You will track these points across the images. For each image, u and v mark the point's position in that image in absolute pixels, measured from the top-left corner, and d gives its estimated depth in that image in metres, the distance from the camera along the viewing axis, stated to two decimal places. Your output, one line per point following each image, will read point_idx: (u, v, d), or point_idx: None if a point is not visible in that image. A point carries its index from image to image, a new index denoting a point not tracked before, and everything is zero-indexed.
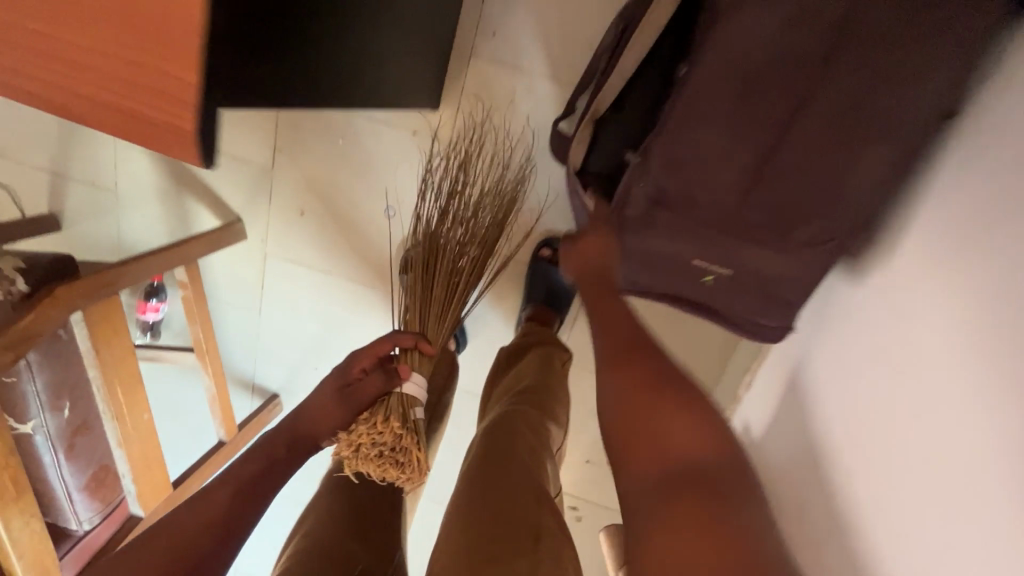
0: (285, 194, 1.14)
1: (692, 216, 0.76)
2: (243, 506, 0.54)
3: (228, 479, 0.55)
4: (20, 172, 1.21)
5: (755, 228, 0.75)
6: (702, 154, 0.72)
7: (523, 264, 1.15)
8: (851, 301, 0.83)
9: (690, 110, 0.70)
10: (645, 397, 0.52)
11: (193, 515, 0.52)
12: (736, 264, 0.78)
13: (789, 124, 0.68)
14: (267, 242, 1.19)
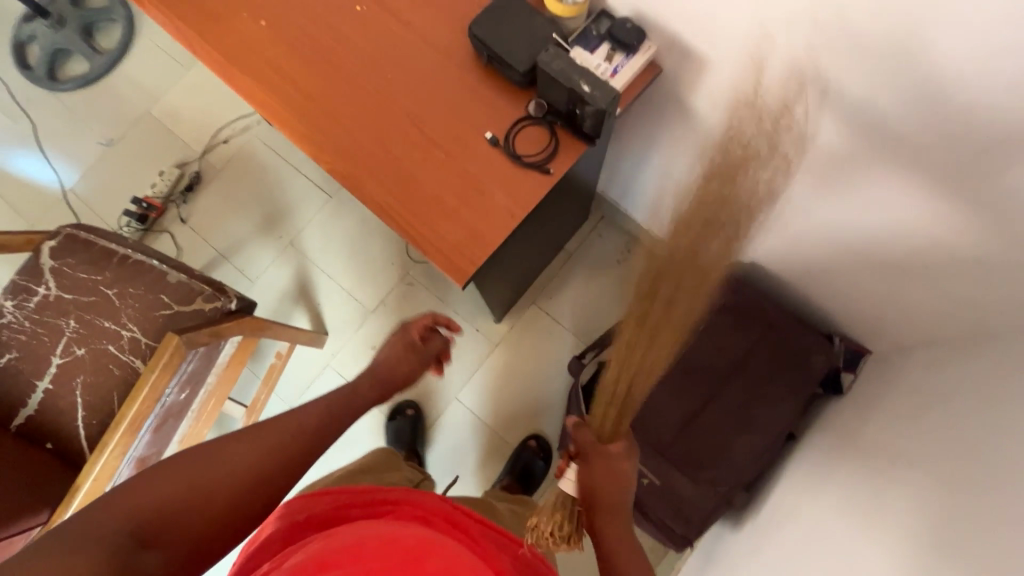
0: (372, 331, 1.58)
1: (642, 436, 1.18)
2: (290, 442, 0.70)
3: (296, 413, 0.74)
4: (199, 243, 1.68)
5: (679, 457, 1.16)
6: (659, 402, 1.19)
7: (509, 448, 1.50)
8: (733, 545, 1.18)
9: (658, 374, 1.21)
10: (627, 541, 0.70)
11: (260, 436, 0.69)
12: (664, 479, 1.15)
13: (708, 401, 1.19)
14: (335, 356, 1.58)
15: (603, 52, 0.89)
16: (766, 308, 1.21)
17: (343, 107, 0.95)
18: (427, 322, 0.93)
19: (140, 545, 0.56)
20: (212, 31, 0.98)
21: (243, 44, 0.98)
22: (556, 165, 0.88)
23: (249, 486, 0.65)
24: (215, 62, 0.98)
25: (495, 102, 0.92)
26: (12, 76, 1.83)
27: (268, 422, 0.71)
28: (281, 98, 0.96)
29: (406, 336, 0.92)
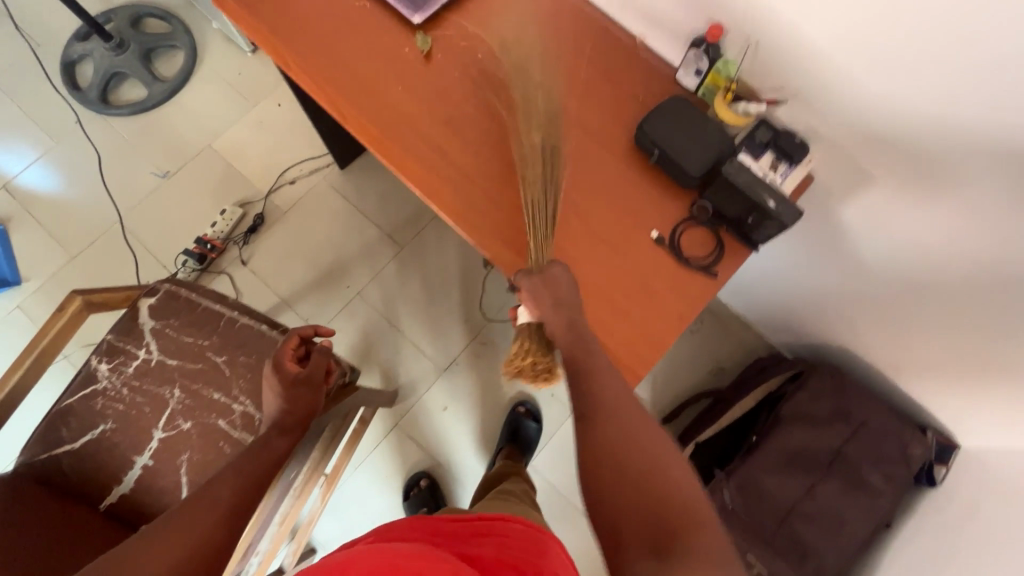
0: (444, 391, 1.56)
1: (748, 523, 1.19)
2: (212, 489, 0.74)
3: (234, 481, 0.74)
4: (260, 287, 1.61)
5: (784, 546, 1.18)
6: (763, 487, 1.21)
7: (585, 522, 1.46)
8: None
9: (760, 459, 1.22)
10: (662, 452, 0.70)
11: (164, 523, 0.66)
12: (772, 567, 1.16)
13: (812, 488, 1.20)
14: (405, 414, 1.54)
15: (767, 160, 0.92)
16: (861, 396, 1.24)
17: (503, 192, 0.93)
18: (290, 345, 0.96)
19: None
20: (367, 106, 0.96)
21: (399, 121, 0.96)
22: (724, 269, 0.89)
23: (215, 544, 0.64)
24: (368, 137, 0.95)
25: (658, 200, 0.92)
26: (64, 99, 1.74)
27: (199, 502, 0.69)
28: (440, 179, 0.93)
29: (283, 373, 0.92)
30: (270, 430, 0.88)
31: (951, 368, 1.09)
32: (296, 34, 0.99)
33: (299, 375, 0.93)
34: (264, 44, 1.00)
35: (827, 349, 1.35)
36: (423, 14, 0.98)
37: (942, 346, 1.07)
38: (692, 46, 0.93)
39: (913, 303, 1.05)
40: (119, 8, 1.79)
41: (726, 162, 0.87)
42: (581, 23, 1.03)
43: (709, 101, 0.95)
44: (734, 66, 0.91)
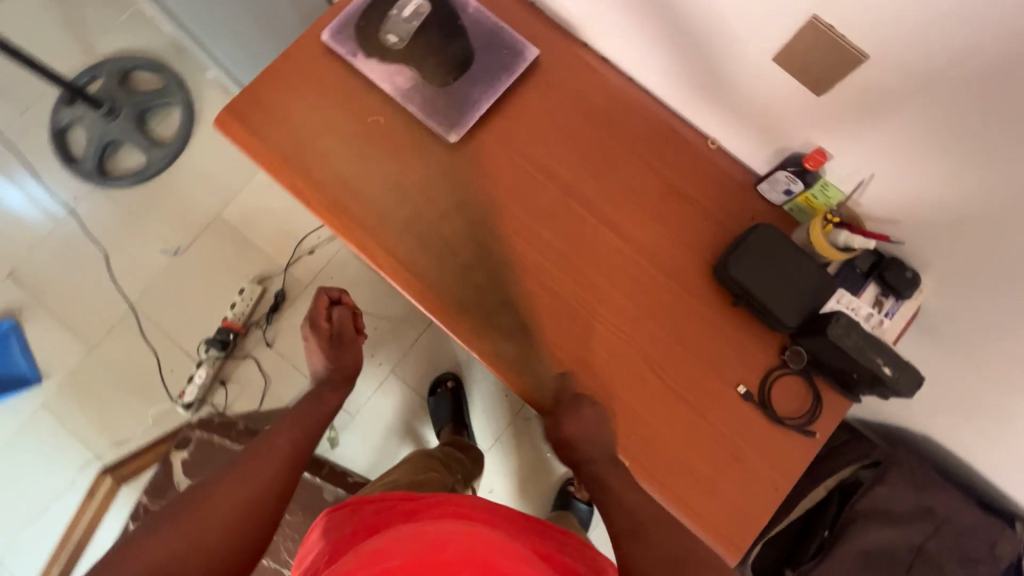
0: (487, 477, 1.48)
1: None
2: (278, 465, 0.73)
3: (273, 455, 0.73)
4: (288, 370, 1.53)
5: None
6: None
7: None
8: None
9: (835, 563, 1.15)
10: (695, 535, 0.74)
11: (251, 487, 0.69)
12: None
13: None
14: None
15: (869, 295, 0.79)
16: (945, 493, 1.14)
17: (565, 348, 0.82)
18: (325, 301, 0.97)
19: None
20: (403, 246, 0.85)
21: (441, 263, 0.84)
22: (822, 427, 0.79)
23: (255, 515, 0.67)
24: (410, 289, 0.84)
25: (745, 348, 0.81)
26: (59, 171, 1.62)
27: (248, 457, 0.72)
28: (493, 333, 0.83)
29: (319, 330, 0.95)
30: (323, 385, 0.92)
31: None
32: (320, 166, 0.86)
33: (331, 334, 0.95)
34: (283, 180, 0.87)
35: (901, 433, 1.24)
36: (459, 131, 0.85)
37: None
38: (785, 163, 0.79)
39: None
40: (105, 62, 1.63)
41: (827, 315, 0.75)
42: (644, 125, 0.88)
43: (801, 221, 0.82)
44: (839, 193, 0.77)
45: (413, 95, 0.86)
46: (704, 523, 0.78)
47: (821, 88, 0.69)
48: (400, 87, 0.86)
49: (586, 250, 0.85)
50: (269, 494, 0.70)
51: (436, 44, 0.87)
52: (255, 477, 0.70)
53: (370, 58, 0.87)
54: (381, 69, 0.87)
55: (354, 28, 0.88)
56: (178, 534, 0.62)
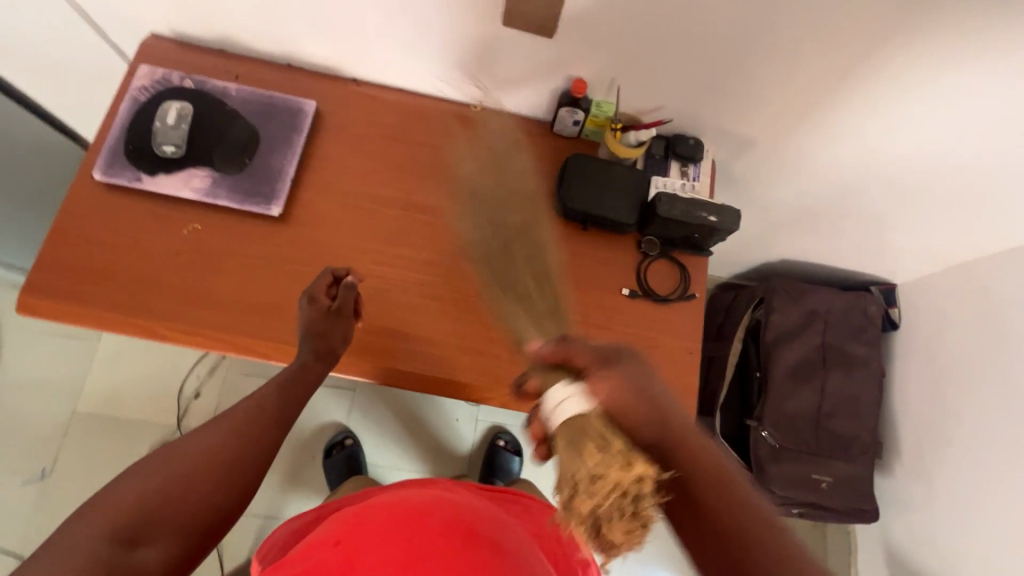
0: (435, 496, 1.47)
1: (799, 450, 1.28)
2: (252, 447, 0.66)
3: (260, 412, 0.69)
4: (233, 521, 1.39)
5: (828, 446, 1.29)
6: (790, 414, 1.30)
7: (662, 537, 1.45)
8: (894, 485, 1.37)
9: (776, 393, 1.31)
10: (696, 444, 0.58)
11: (233, 453, 0.64)
12: (835, 473, 1.28)
13: (824, 388, 1.32)
14: None
15: (675, 170, 0.94)
16: (816, 292, 1.37)
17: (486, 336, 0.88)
18: (327, 281, 0.81)
19: (129, 549, 0.54)
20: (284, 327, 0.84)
21: None
22: (697, 285, 0.92)
23: (231, 477, 0.62)
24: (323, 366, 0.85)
25: (611, 257, 0.92)
26: None
27: (235, 407, 0.69)
28: (406, 353, 0.86)
29: (318, 305, 0.79)
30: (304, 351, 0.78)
31: (871, 241, 1.23)
32: (167, 299, 0.82)
33: (331, 312, 0.79)
34: (129, 328, 0.82)
35: (765, 268, 1.46)
36: (279, 200, 0.86)
37: (859, 231, 1.20)
38: (561, 101, 0.90)
39: (828, 211, 1.14)
40: None
41: (654, 199, 0.87)
42: (440, 123, 0.97)
43: (599, 139, 0.94)
44: (611, 105, 0.89)
45: (218, 189, 0.85)
46: None
47: (550, 30, 0.78)
48: (201, 188, 0.85)
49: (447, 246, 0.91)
50: (264, 435, 0.68)
51: (216, 134, 0.87)
52: (251, 416, 0.68)
53: (156, 175, 0.85)
54: (173, 180, 0.85)
55: (125, 154, 0.85)
56: (172, 470, 0.59)
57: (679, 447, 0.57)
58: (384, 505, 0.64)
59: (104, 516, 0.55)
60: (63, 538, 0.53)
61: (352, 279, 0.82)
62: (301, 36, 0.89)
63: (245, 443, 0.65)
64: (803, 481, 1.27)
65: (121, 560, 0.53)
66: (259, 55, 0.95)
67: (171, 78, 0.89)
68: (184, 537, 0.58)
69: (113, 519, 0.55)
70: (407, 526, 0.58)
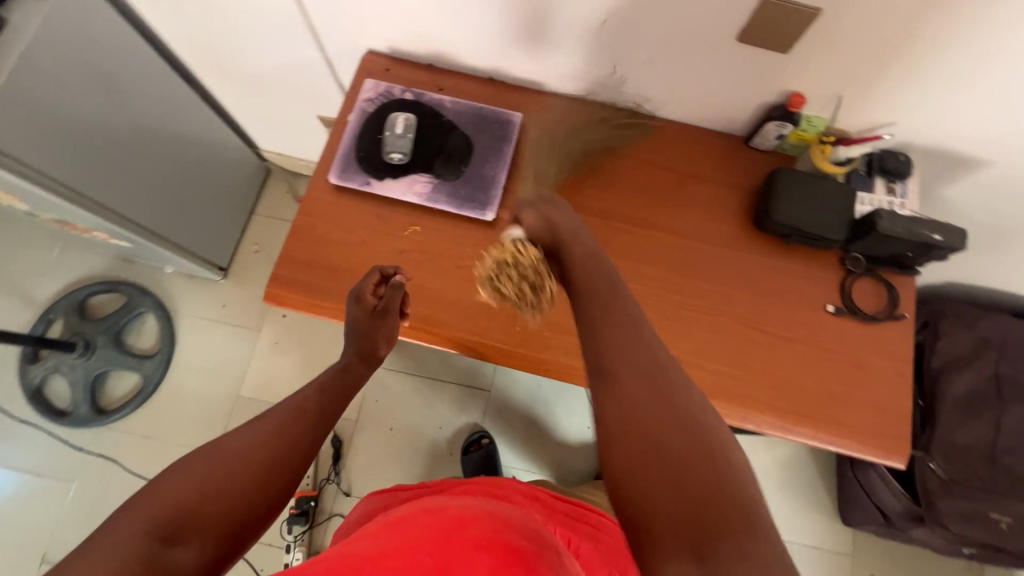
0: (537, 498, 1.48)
1: (973, 486, 1.20)
2: (281, 448, 0.60)
3: (294, 410, 0.65)
4: None
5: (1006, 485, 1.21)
6: (962, 446, 1.22)
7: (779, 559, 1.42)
8: None
9: (947, 424, 1.24)
10: (657, 442, 0.52)
11: (259, 453, 0.58)
12: (1014, 514, 1.20)
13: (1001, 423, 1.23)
14: None
15: (881, 187, 0.91)
16: (992, 318, 1.28)
17: (693, 347, 0.87)
18: (377, 279, 0.83)
19: (167, 546, 0.48)
20: (497, 326, 0.88)
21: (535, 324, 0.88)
22: (906, 306, 0.89)
23: (262, 479, 0.57)
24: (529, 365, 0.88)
25: (813, 273, 0.90)
26: (54, 431, 1.50)
27: (276, 407, 0.66)
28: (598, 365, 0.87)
29: (364, 304, 0.82)
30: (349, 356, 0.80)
31: None
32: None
33: (377, 313, 0.82)
34: None
35: (928, 289, 1.38)
36: (494, 207, 0.91)
37: None
38: (769, 114, 0.90)
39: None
40: (55, 302, 1.55)
41: (871, 216, 0.85)
42: (637, 134, 0.98)
43: (802, 154, 0.93)
44: (823, 120, 0.88)
45: (438, 194, 0.91)
46: (869, 435, 0.83)
47: (785, 46, 0.77)
48: (423, 194, 0.91)
49: (646, 254, 0.92)
50: (296, 437, 0.63)
51: (436, 144, 0.93)
52: (280, 419, 0.64)
53: (384, 180, 0.91)
54: (398, 186, 0.91)
55: (356, 161, 0.92)
56: (202, 470, 0.54)
57: (632, 465, 0.51)
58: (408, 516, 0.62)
59: (154, 503, 0.51)
60: (107, 539, 0.48)
61: (400, 277, 0.83)
62: (513, 52, 0.93)
63: (273, 441, 0.60)
64: (979, 519, 1.20)
65: (160, 557, 0.47)
66: (467, 70, 1.01)
67: (394, 91, 0.97)
68: (215, 538, 0.52)
69: (148, 517, 0.50)
70: (439, 533, 0.58)
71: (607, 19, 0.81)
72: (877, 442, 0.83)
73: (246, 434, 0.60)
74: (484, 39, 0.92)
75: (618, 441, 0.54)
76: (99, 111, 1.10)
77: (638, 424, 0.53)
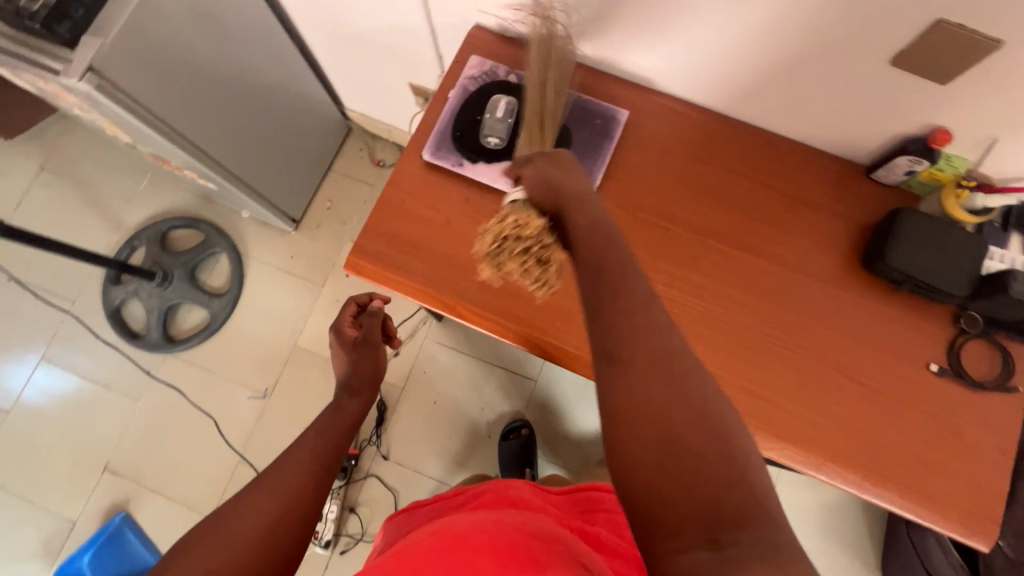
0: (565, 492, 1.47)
1: None
2: (283, 507, 0.63)
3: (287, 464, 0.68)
4: (411, 476, 1.49)
5: None
6: None
7: None
8: None
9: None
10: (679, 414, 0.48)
11: (257, 524, 0.60)
12: None
13: None
14: None
15: (1016, 243, 0.83)
16: None
17: (775, 384, 0.83)
18: (354, 310, 0.99)
19: None
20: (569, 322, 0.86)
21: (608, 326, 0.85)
22: (1021, 379, 0.81)
23: (269, 548, 0.59)
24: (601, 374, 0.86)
25: (920, 325, 0.83)
26: (126, 349, 1.60)
27: (270, 468, 0.68)
28: None
29: (344, 337, 0.97)
30: (340, 394, 0.88)
31: None
32: (477, 284, 0.87)
33: (357, 339, 0.96)
34: (432, 300, 0.87)
35: None
36: None
37: None
38: (905, 147, 0.81)
39: None
40: (141, 230, 1.64)
41: (1002, 275, 0.77)
42: (745, 147, 0.92)
43: (932, 193, 0.85)
44: (965, 162, 0.80)
45: None
46: (952, 509, 0.77)
47: (947, 77, 0.69)
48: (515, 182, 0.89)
49: (733, 275, 0.87)
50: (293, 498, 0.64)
51: None
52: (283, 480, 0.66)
53: (476, 163, 0.89)
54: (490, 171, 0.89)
55: (450, 139, 0.91)
56: (210, 556, 0.56)
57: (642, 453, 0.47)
58: (417, 546, 0.64)
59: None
60: None
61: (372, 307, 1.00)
62: (630, 45, 0.88)
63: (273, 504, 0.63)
64: None
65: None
66: (575, 57, 0.96)
67: (498, 71, 0.94)
68: None
69: None
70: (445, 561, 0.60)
71: (745, 23, 0.75)
72: (960, 520, 0.77)
73: (238, 511, 0.61)
74: (602, 27, 0.87)
75: (628, 425, 0.49)
76: (207, 56, 1.12)
77: (646, 408, 0.49)
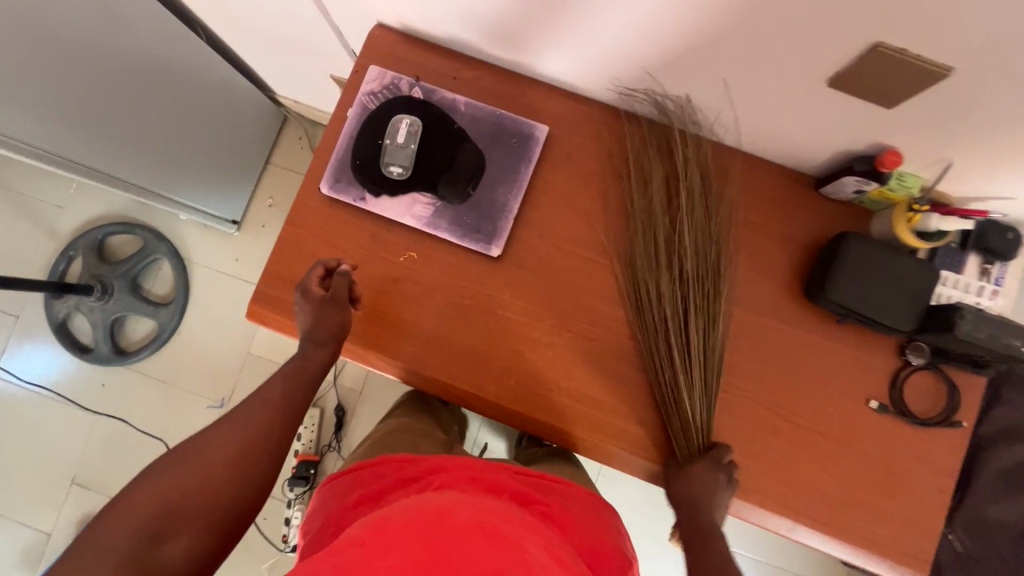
0: None
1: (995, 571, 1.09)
2: (255, 440, 0.64)
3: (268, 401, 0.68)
4: None
5: None
6: (993, 528, 1.10)
7: None
8: None
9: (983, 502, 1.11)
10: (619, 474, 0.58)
11: (229, 447, 0.62)
12: None
13: None
14: None
15: (974, 266, 0.75)
16: None
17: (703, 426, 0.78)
18: (320, 272, 0.76)
19: (155, 543, 0.55)
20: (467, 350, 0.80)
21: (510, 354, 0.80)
22: (966, 413, 0.76)
23: (237, 476, 0.61)
24: (538, 429, 0.80)
25: (861, 358, 0.78)
26: (77, 365, 1.56)
27: (241, 405, 0.67)
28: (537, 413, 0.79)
29: (311, 297, 0.75)
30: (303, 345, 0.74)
31: None
32: (398, 338, 0.80)
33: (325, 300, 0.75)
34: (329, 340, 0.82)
35: None
36: (500, 241, 0.80)
37: None
38: (853, 165, 0.72)
39: None
40: (74, 240, 1.56)
41: (949, 310, 0.71)
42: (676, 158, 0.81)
43: (884, 212, 0.77)
44: (917, 181, 0.72)
45: (439, 220, 0.80)
46: (884, 551, 0.75)
47: (893, 100, 0.61)
48: (423, 218, 0.80)
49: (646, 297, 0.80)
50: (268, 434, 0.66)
51: (442, 158, 0.80)
52: (253, 420, 0.66)
53: (381, 197, 0.81)
54: (397, 205, 0.80)
55: (351, 169, 0.81)
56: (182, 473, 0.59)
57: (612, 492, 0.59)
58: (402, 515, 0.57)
59: (131, 517, 0.56)
60: (97, 535, 0.55)
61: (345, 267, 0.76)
62: (545, 52, 0.77)
63: (241, 437, 0.64)
64: None
65: (148, 558, 0.54)
66: (490, 61, 0.85)
67: (400, 85, 0.83)
68: (199, 529, 0.58)
69: (133, 520, 0.56)
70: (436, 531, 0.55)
71: (665, 34, 0.65)
72: (893, 561, 0.75)
73: (213, 434, 0.63)
74: (516, 34, 0.76)
75: None
76: (94, 65, 1.01)
77: None
